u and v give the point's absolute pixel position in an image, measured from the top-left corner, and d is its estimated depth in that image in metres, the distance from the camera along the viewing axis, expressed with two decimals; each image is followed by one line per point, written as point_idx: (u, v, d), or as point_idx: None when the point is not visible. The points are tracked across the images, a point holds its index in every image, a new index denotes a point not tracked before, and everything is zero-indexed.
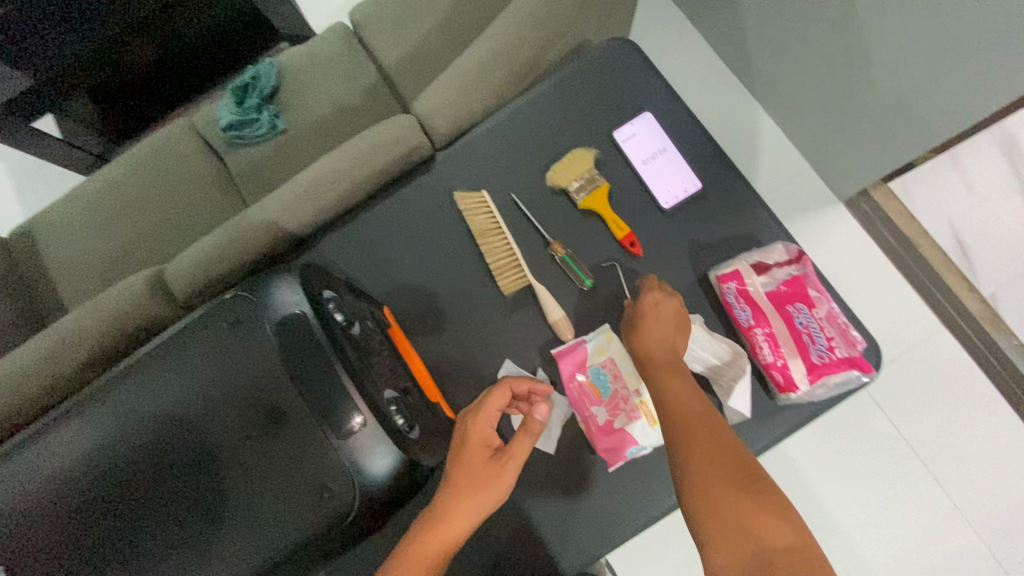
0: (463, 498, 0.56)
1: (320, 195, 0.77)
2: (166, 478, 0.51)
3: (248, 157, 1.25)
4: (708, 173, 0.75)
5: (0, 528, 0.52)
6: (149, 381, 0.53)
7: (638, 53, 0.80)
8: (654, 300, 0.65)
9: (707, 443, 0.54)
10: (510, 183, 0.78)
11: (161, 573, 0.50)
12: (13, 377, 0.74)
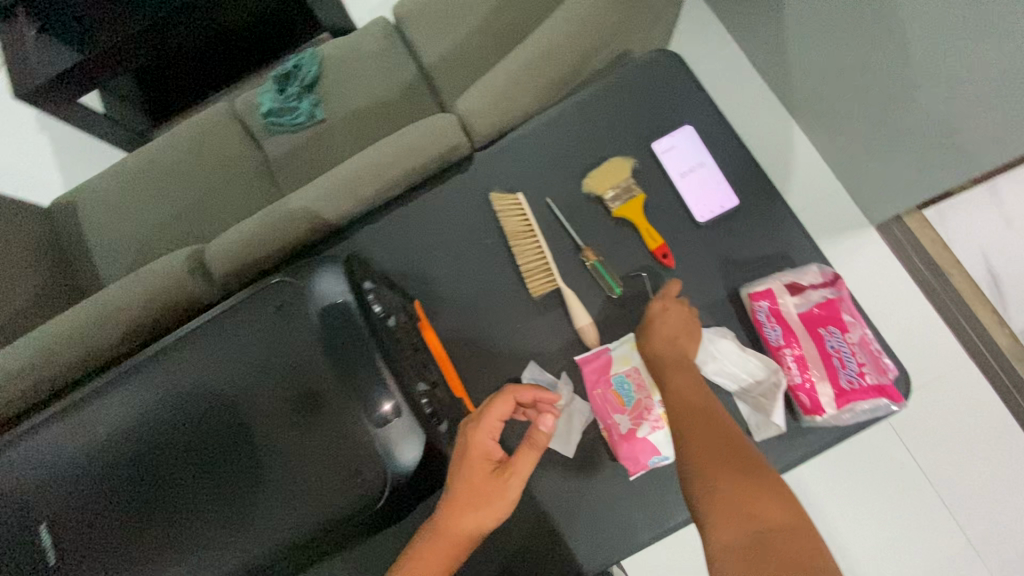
0: (465, 513, 0.58)
1: (358, 187, 0.78)
2: (203, 453, 0.53)
3: (285, 144, 1.27)
4: (746, 190, 0.75)
5: (46, 486, 0.54)
6: (194, 357, 0.55)
7: (683, 65, 0.80)
8: (668, 305, 0.66)
9: (713, 427, 0.56)
10: (545, 186, 0.79)
11: (194, 542, 0.52)
12: (61, 340, 0.79)
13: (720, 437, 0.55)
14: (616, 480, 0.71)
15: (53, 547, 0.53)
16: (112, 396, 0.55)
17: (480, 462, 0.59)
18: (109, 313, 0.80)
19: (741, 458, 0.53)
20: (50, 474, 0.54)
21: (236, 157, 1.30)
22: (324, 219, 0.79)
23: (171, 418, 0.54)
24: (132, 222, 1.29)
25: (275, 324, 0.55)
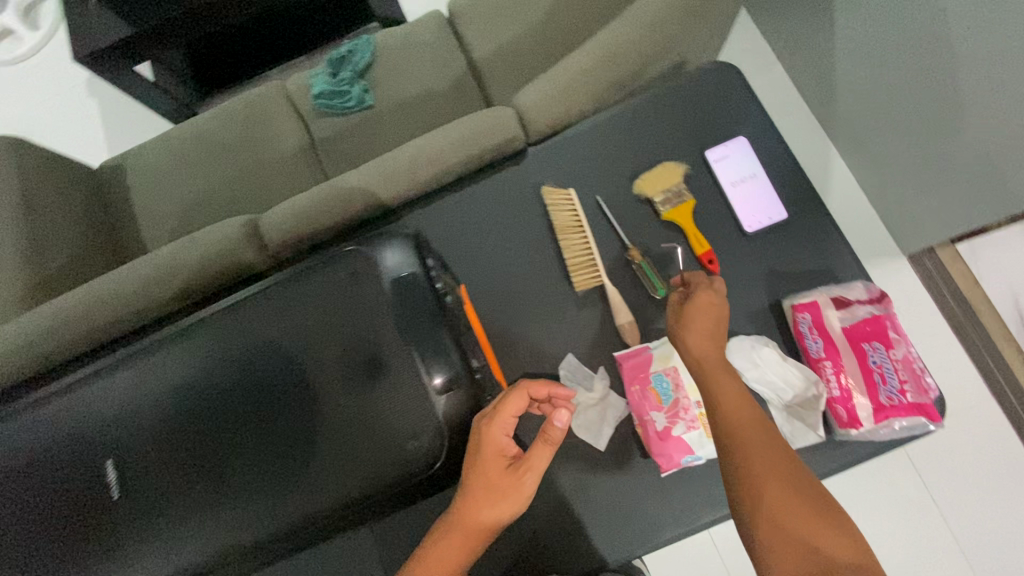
0: (479, 509, 0.58)
1: (415, 171, 0.81)
2: (267, 404, 0.57)
3: (333, 126, 1.30)
4: (794, 205, 0.76)
5: (118, 420, 0.59)
6: (264, 315, 0.59)
7: (740, 78, 0.81)
8: (705, 294, 0.66)
9: (764, 453, 0.56)
10: (596, 185, 0.80)
11: (252, 485, 0.56)
12: (119, 293, 0.82)
13: (773, 464, 0.55)
14: (646, 477, 0.72)
15: (117, 481, 0.57)
16: (183, 344, 0.60)
17: (496, 460, 0.58)
18: (163, 271, 0.83)
19: (793, 490, 0.53)
20: (118, 413, 0.59)
21: (283, 135, 1.33)
22: (379, 199, 0.81)
23: (237, 370, 0.58)
24: (176, 190, 1.33)
25: (344, 287, 0.58)
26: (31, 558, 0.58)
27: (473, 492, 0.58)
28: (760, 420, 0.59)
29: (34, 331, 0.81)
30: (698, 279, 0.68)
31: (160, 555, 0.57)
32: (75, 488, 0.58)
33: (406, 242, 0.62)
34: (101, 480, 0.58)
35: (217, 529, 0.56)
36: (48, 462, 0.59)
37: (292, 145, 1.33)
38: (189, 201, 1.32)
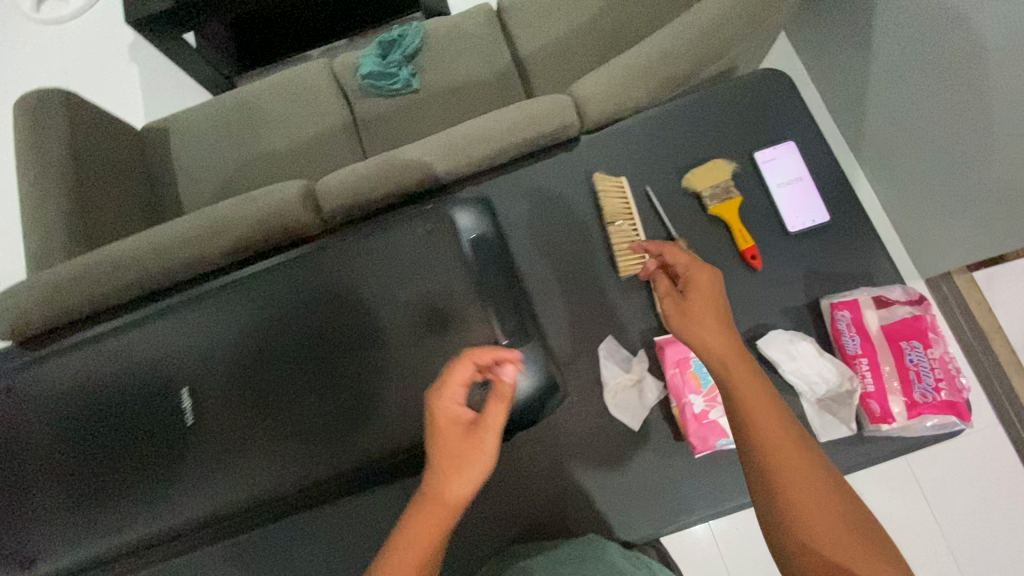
0: (443, 482, 0.53)
1: (471, 149, 0.83)
2: (336, 351, 0.62)
3: (378, 106, 1.33)
4: (837, 211, 0.79)
5: (197, 353, 0.63)
6: (339, 268, 0.64)
7: (791, 86, 0.84)
8: (702, 279, 0.63)
9: (789, 452, 0.52)
10: (646, 177, 0.83)
11: (320, 424, 0.61)
12: (177, 240, 0.86)
13: (799, 468, 0.51)
14: (675, 459, 0.75)
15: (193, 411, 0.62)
16: (259, 291, 0.64)
17: (454, 431, 0.54)
18: (220, 225, 0.86)
19: (824, 493, 0.50)
20: (197, 350, 0.64)
21: (325, 111, 1.35)
22: (434, 173, 0.84)
23: (310, 318, 0.63)
24: (216, 157, 1.35)
25: (420, 248, 0.63)
26: (105, 477, 0.62)
27: (432, 464, 0.52)
28: (779, 413, 0.55)
29: (95, 275, 0.84)
30: (685, 263, 0.65)
31: (227, 482, 0.61)
32: (151, 415, 0.62)
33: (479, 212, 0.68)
34: (177, 410, 0.62)
35: (282, 462, 0.61)
36: (126, 390, 0.63)
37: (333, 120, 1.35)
38: (229, 168, 1.34)
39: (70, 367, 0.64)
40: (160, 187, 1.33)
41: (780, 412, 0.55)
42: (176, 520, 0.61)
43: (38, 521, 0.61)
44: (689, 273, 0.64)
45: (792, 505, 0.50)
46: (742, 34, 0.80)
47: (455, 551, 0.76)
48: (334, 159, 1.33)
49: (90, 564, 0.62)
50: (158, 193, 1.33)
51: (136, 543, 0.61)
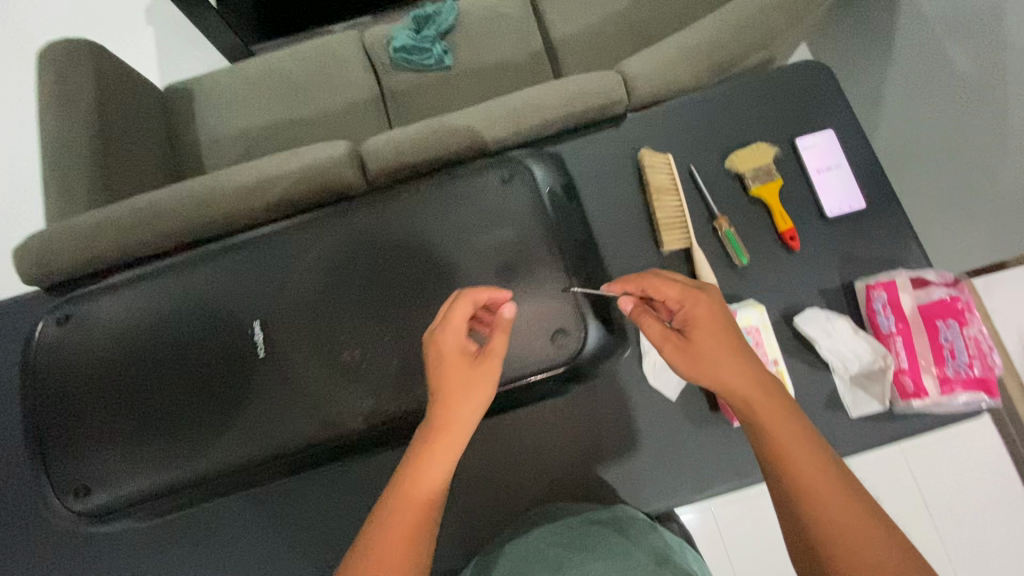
0: (447, 418, 0.49)
1: (522, 119, 0.84)
2: (397, 295, 0.57)
3: (408, 80, 1.32)
4: (871, 199, 0.82)
5: (243, 292, 0.57)
6: (404, 211, 0.59)
7: (831, 77, 0.87)
8: (703, 311, 0.57)
9: (824, 485, 0.49)
10: (690, 156, 0.85)
11: (377, 372, 0.55)
12: (219, 194, 0.84)
13: (837, 501, 0.48)
14: (708, 430, 0.77)
15: (265, 342, 0.56)
16: (336, 222, 0.59)
17: (446, 363, 0.50)
18: (271, 178, 0.85)
19: (864, 524, 0.47)
20: (266, 280, 0.58)
21: (355, 81, 1.33)
22: (483, 139, 0.84)
23: (395, 250, 0.58)
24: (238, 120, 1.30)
25: (500, 190, 0.59)
26: (163, 409, 0.56)
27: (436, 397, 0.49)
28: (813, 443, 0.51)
29: (145, 217, 0.82)
30: (679, 296, 0.59)
31: (296, 417, 0.55)
32: (215, 345, 0.57)
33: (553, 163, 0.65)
34: (246, 340, 0.57)
35: (364, 400, 0.55)
36: (189, 317, 0.58)
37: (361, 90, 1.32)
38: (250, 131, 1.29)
39: (127, 294, 0.59)
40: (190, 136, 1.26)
41: (812, 441, 0.51)
42: (241, 458, 0.56)
43: (88, 453, 0.56)
44: (686, 304, 0.59)
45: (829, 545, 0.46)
46: (785, 27, 0.85)
47: (490, 511, 0.76)
48: (358, 127, 1.30)
49: (141, 504, 0.56)
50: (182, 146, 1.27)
51: (194, 482, 0.56)
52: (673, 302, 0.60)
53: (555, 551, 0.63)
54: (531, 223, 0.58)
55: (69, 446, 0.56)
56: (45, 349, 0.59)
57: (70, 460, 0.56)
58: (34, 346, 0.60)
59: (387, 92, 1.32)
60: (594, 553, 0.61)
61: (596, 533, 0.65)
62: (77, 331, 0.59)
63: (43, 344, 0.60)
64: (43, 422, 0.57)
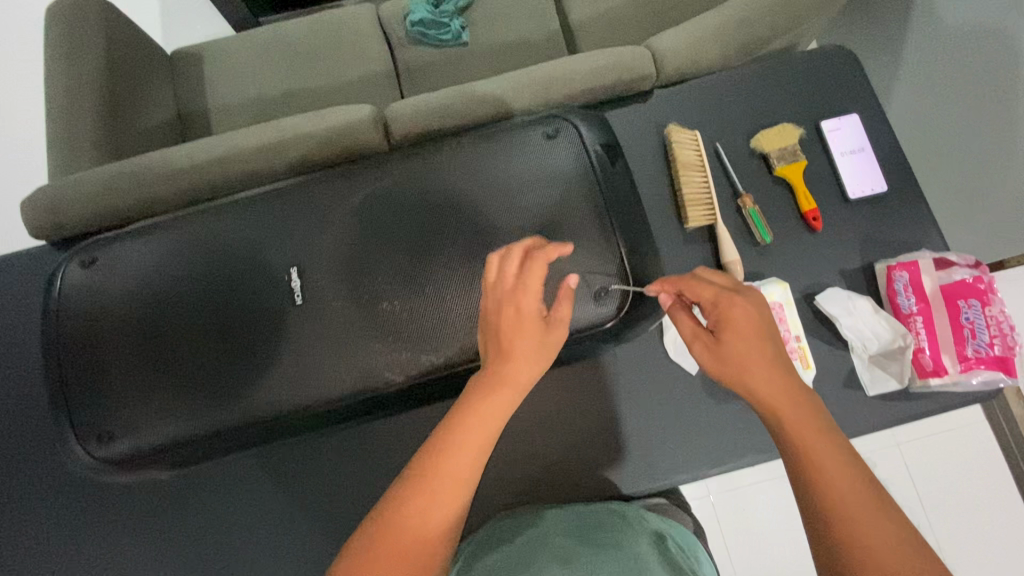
0: (504, 377, 0.49)
1: (551, 88, 0.80)
2: (430, 242, 0.58)
3: (422, 56, 1.18)
4: (892, 184, 0.83)
5: (278, 240, 0.59)
6: (443, 165, 0.62)
7: (857, 64, 0.87)
8: (738, 313, 0.49)
9: (863, 518, 0.40)
10: (715, 134, 0.85)
11: (412, 316, 0.56)
12: (228, 151, 0.77)
13: (875, 535, 0.39)
14: (728, 406, 0.76)
15: (300, 288, 0.57)
16: (376, 176, 0.62)
17: (521, 330, 0.49)
18: (282, 140, 0.77)
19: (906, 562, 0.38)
20: (301, 230, 0.59)
21: (362, 53, 1.18)
22: (510, 110, 0.80)
23: (435, 202, 0.59)
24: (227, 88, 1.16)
25: (545, 146, 0.62)
26: (184, 358, 0.56)
27: (499, 353, 0.49)
28: (852, 467, 0.42)
29: (144, 181, 0.74)
30: (712, 295, 0.51)
31: (328, 361, 0.55)
32: (242, 294, 0.57)
33: (596, 122, 0.67)
34: (275, 288, 0.57)
35: (396, 348, 0.56)
36: (217, 266, 0.58)
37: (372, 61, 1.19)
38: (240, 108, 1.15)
39: (157, 244, 0.60)
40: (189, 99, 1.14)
41: (852, 465, 0.42)
42: (263, 409, 0.55)
43: (111, 401, 0.56)
44: (719, 304, 0.50)
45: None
46: (817, 9, 0.82)
47: (506, 479, 0.76)
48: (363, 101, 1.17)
49: (163, 452, 0.56)
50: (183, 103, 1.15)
51: (216, 432, 0.55)
52: (705, 300, 0.52)
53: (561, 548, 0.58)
54: (574, 179, 0.60)
55: (91, 391, 0.56)
56: (68, 295, 0.59)
57: (93, 406, 0.56)
58: (56, 292, 0.60)
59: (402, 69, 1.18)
60: (599, 557, 0.55)
61: (602, 536, 0.60)
62: (105, 278, 0.60)
63: (68, 292, 0.60)
64: (65, 369, 0.57)
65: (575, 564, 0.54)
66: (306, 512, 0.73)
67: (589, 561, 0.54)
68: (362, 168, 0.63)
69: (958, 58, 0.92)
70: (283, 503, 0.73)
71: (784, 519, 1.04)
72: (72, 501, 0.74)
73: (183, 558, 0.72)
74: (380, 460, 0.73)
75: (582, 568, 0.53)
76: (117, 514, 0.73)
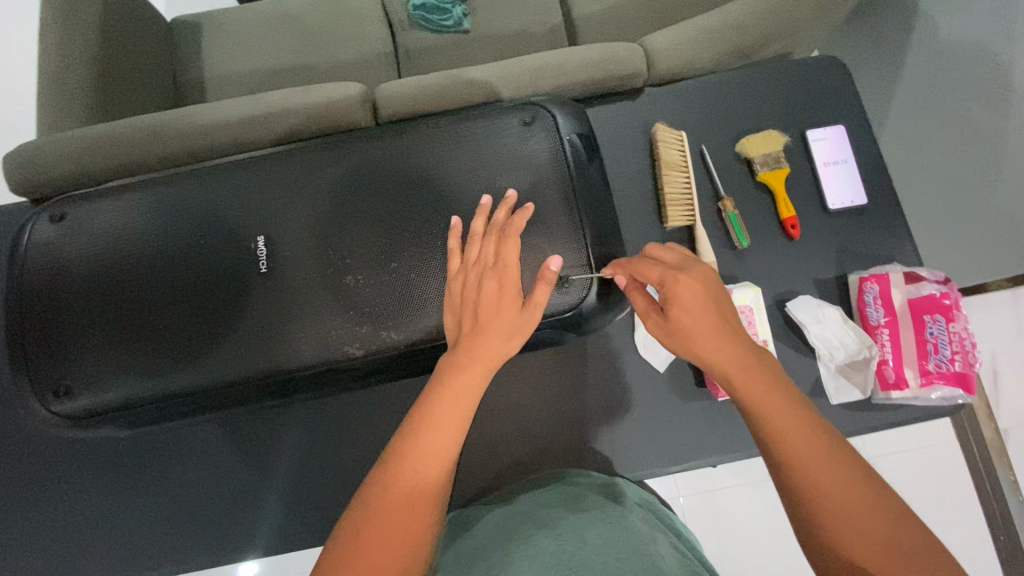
0: (480, 347, 0.52)
1: (540, 78, 0.80)
2: (391, 218, 0.61)
3: (422, 40, 1.12)
4: (872, 199, 0.83)
5: (243, 209, 0.63)
6: (413, 145, 0.65)
7: (848, 76, 0.87)
8: (684, 289, 0.50)
9: (817, 461, 0.43)
10: (702, 136, 0.85)
11: (372, 285, 0.60)
12: (214, 120, 0.76)
13: (831, 476, 0.42)
14: (695, 404, 0.77)
15: (266, 257, 0.61)
16: (350, 153, 0.65)
17: (497, 304, 0.54)
18: (269, 113, 0.77)
19: (861, 498, 0.41)
20: (269, 202, 0.63)
21: (361, 34, 1.13)
22: (498, 98, 0.80)
23: (407, 183, 0.63)
24: (220, 56, 1.11)
25: (521, 133, 0.65)
26: (147, 321, 0.60)
27: (477, 329, 0.53)
28: (804, 416, 0.45)
29: (126, 144, 0.74)
30: (658, 275, 0.52)
31: (286, 322, 0.60)
32: (207, 263, 0.61)
33: (576, 113, 0.69)
34: (242, 257, 0.61)
35: (358, 323, 0.60)
36: (184, 234, 0.62)
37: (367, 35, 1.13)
38: (232, 75, 1.10)
39: (125, 205, 0.63)
40: (182, 63, 1.10)
41: (805, 415, 0.45)
42: (220, 375, 0.59)
43: (72, 357, 0.59)
44: (666, 283, 0.52)
45: (828, 529, 0.41)
46: (810, 17, 0.81)
47: (467, 465, 0.76)
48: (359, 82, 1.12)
49: (120, 411, 0.59)
50: (175, 71, 1.10)
51: (173, 394, 0.59)
52: (652, 280, 0.53)
53: (547, 511, 0.59)
54: (546, 167, 0.64)
55: (55, 344, 0.60)
56: (36, 251, 0.62)
57: (54, 362, 0.60)
58: (24, 244, 0.63)
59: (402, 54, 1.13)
60: (589, 514, 0.57)
61: (592, 497, 0.62)
62: (71, 236, 0.63)
63: (37, 248, 0.63)
64: (27, 322, 0.61)
65: (562, 524, 0.55)
66: (269, 483, 0.73)
67: (578, 518, 0.56)
68: (336, 143, 0.66)
69: None
70: (247, 472, 0.74)
71: (751, 523, 1.05)
72: (42, 455, 0.74)
73: (145, 520, 0.73)
74: (347, 435, 0.74)
75: (571, 528, 0.54)
76: (84, 469, 0.74)
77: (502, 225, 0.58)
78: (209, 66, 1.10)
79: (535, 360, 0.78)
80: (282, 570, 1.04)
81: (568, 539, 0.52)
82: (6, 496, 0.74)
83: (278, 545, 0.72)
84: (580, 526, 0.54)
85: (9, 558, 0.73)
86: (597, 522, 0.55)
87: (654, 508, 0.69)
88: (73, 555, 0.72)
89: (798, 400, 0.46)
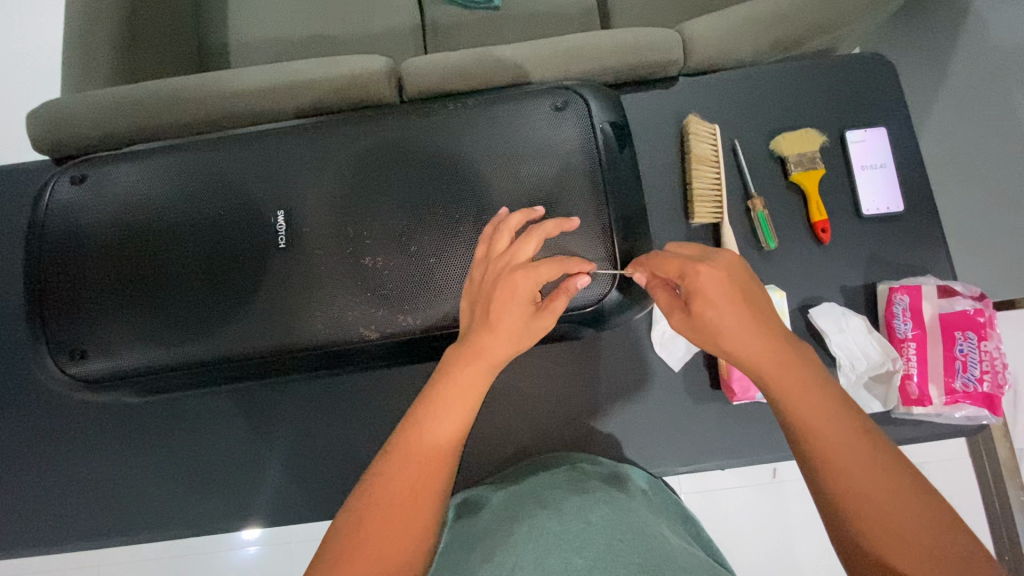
0: (483, 344, 0.49)
1: (570, 61, 0.77)
2: (413, 199, 0.60)
3: (450, 13, 1.09)
4: (907, 206, 0.80)
5: (264, 181, 0.62)
6: (441, 123, 0.64)
7: (894, 77, 0.83)
8: (708, 280, 0.47)
9: (862, 466, 0.41)
10: (736, 132, 0.82)
11: (388, 266, 0.59)
12: (236, 86, 0.74)
13: (874, 483, 0.41)
14: (708, 406, 0.76)
15: (284, 233, 0.60)
16: (372, 130, 0.63)
17: (512, 302, 0.50)
18: (294, 81, 0.75)
19: (906, 500, 0.40)
20: (291, 176, 0.62)
21: (390, 5, 1.09)
22: (528, 81, 0.78)
23: (431, 164, 0.61)
24: (245, 23, 1.08)
25: (550, 119, 0.63)
26: (162, 288, 0.60)
27: (482, 325, 0.50)
28: (841, 413, 0.44)
29: (147, 108, 0.73)
30: (679, 267, 0.49)
31: (296, 301, 0.59)
32: (226, 234, 0.60)
33: (609, 100, 0.67)
34: (260, 229, 0.60)
35: (373, 305, 0.59)
36: (205, 205, 0.61)
37: (395, 4, 1.09)
38: (257, 42, 1.07)
39: (144, 172, 0.63)
40: (207, 26, 1.08)
41: (842, 415, 0.44)
42: (231, 351, 0.59)
43: (89, 322, 0.60)
44: (687, 275, 0.49)
45: (848, 506, 0.41)
46: (862, 11, 0.76)
47: (473, 450, 0.75)
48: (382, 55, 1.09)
49: (133, 379, 0.59)
50: (199, 33, 1.07)
51: (183, 366, 0.59)
52: (673, 274, 0.50)
53: (552, 493, 0.58)
54: (575, 157, 0.62)
55: (71, 310, 0.60)
56: (55, 211, 0.62)
57: (68, 322, 0.60)
58: (45, 203, 0.63)
59: (429, 24, 1.09)
60: (593, 495, 0.56)
61: (594, 480, 0.61)
62: (91, 198, 0.62)
63: (56, 208, 0.62)
64: (44, 282, 0.61)
65: (566, 505, 0.54)
66: (278, 454, 0.74)
67: (583, 500, 0.55)
68: (359, 119, 0.65)
69: (1005, 84, 0.87)
70: (255, 443, 0.74)
71: (752, 525, 1.05)
72: (57, 413, 0.76)
73: (153, 485, 0.74)
74: (354, 414, 0.74)
75: (575, 509, 0.53)
76: (97, 430, 0.75)
77: (540, 229, 0.53)
78: (234, 30, 1.08)
79: (547, 352, 0.77)
80: (285, 538, 1.06)
81: (573, 519, 0.51)
82: (23, 449, 0.75)
83: (281, 516, 0.72)
84: (586, 507, 0.54)
85: (22, 509, 0.74)
86: (603, 504, 0.54)
87: (661, 491, 0.68)
88: (81, 513, 0.74)
89: (834, 399, 0.45)
